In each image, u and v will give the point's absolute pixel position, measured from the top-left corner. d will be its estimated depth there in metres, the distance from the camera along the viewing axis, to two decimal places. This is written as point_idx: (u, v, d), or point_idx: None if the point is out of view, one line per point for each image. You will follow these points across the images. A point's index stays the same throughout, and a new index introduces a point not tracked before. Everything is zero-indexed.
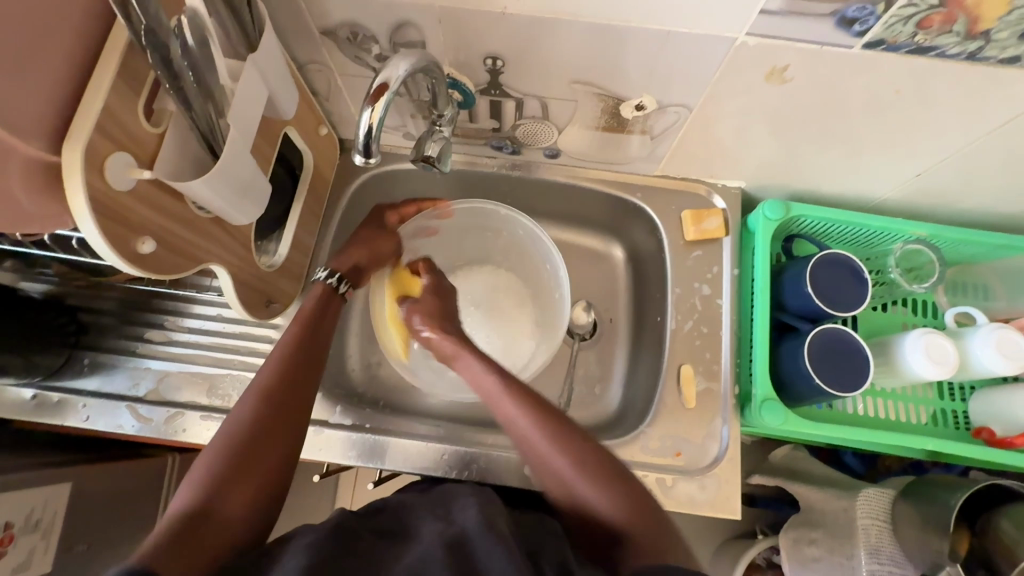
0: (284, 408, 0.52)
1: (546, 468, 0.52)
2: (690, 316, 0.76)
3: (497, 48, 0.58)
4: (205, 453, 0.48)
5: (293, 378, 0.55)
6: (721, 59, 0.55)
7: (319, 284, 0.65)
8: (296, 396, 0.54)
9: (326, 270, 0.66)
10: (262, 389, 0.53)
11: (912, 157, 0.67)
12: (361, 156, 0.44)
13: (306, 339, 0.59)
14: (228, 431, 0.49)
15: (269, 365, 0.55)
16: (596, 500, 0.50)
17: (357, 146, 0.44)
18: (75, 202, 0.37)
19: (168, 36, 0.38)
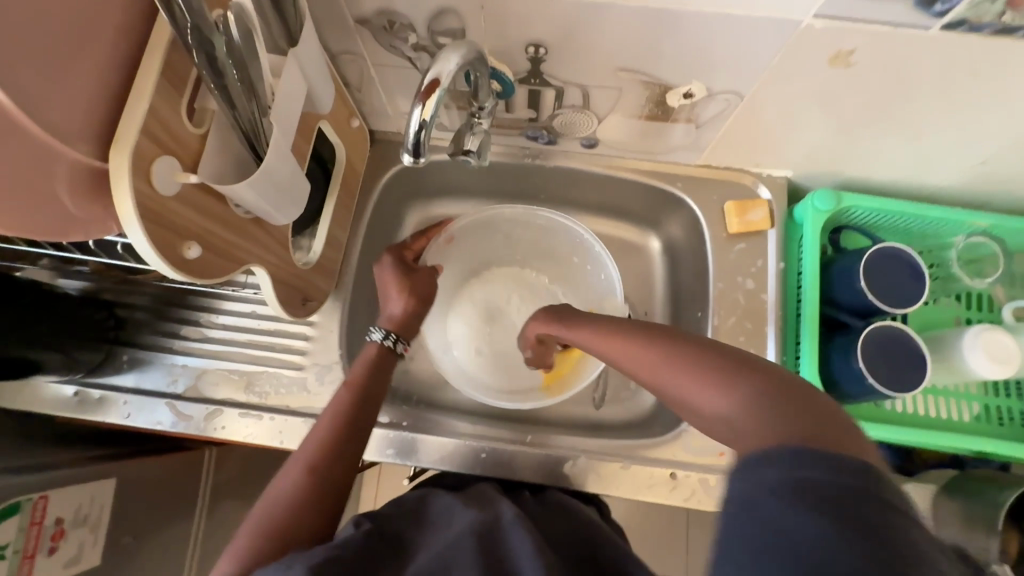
0: (356, 439, 0.52)
1: (637, 362, 0.46)
2: (733, 312, 0.74)
3: (540, 35, 0.55)
4: (281, 473, 0.48)
5: (364, 411, 0.54)
6: (782, 43, 0.52)
7: (374, 343, 0.61)
8: (363, 435, 0.53)
9: (381, 329, 0.62)
10: (338, 414, 0.53)
11: (978, 144, 0.63)
12: (410, 155, 0.43)
13: (379, 372, 0.59)
14: (303, 454, 0.49)
15: (342, 394, 0.55)
16: (672, 391, 0.41)
17: (407, 145, 0.43)
18: (123, 210, 0.36)
19: (214, 32, 0.36)
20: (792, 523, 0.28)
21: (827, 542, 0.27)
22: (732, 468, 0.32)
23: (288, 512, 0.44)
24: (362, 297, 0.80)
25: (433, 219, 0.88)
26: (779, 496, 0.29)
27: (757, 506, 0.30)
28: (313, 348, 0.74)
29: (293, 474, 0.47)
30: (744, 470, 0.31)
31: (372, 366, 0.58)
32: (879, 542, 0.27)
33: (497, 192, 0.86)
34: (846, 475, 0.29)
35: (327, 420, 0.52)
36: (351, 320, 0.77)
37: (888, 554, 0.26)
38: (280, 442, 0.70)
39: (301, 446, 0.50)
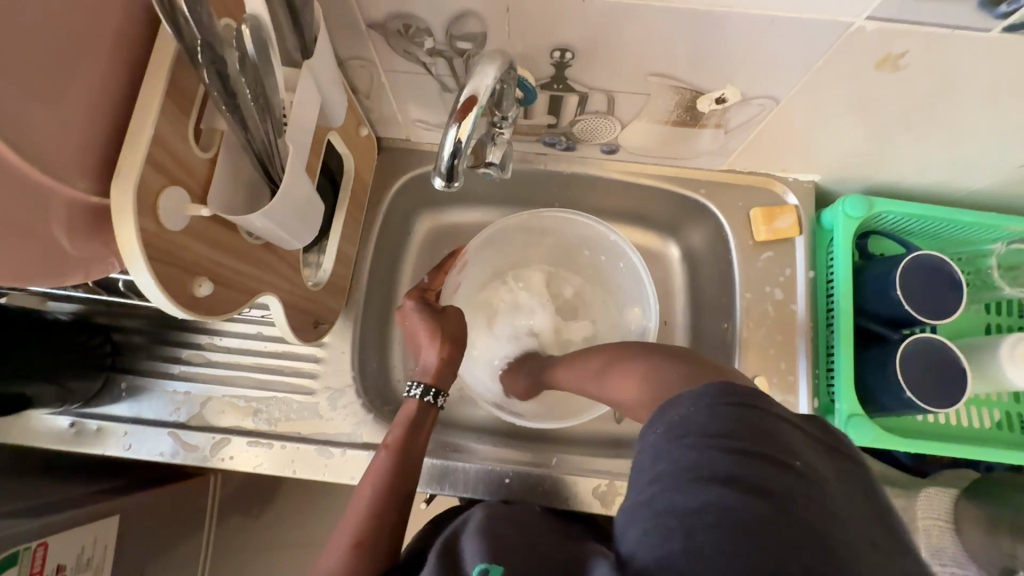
0: (400, 506, 0.51)
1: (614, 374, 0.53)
2: (762, 324, 0.71)
3: (569, 39, 0.52)
4: (330, 550, 0.47)
5: (406, 476, 0.53)
6: (828, 46, 0.49)
7: (413, 400, 0.59)
8: (404, 498, 0.52)
9: (418, 384, 0.60)
10: (380, 479, 0.52)
11: (1019, 148, 0.60)
12: (443, 179, 0.44)
13: (419, 430, 0.58)
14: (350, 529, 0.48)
15: (383, 457, 0.54)
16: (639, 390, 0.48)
17: (439, 167, 0.43)
18: (127, 250, 0.32)
19: (225, 46, 0.32)
20: (674, 454, 0.35)
21: (704, 454, 0.34)
22: (638, 442, 0.39)
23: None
24: (373, 313, 0.76)
25: (443, 229, 0.84)
26: (672, 441, 0.36)
27: (656, 456, 0.36)
28: (324, 370, 0.70)
29: (338, 551, 0.47)
30: (655, 431, 0.38)
31: (411, 425, 0.57)
32: (735, 443, 0.34)
33: (510, 199, 0.83)
34: (718, 407, 0.36)
35: (369, 486, 0.52)
36: (362, 339, 0.74)
37: (742, 462, 0.33)
38: (292, 472, 0.66)
39: (344, 519, 0.50)
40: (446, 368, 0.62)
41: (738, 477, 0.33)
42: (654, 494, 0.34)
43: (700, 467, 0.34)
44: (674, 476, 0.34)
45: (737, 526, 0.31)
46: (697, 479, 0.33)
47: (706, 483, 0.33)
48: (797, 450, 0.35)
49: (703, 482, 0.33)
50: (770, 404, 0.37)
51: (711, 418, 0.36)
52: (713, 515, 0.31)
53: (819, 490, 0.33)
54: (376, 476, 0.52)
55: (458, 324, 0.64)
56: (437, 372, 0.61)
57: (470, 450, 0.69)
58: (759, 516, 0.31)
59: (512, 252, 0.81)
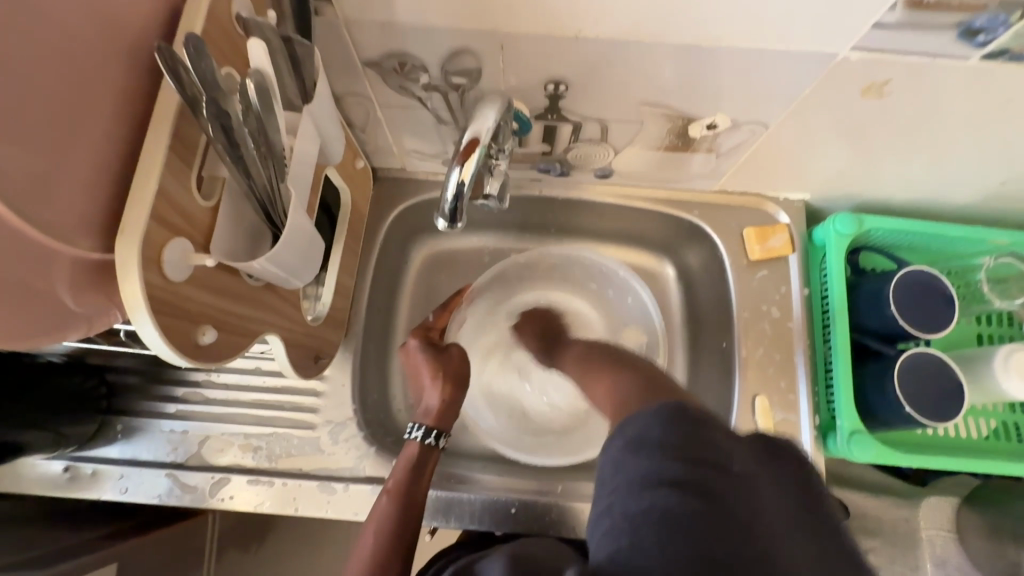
0: (401, 549, 0.51)
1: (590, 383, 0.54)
2: (761, 342, 0.72)
3: (562, 73, 0.52)
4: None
5: (407, 519, 0.53)
6: (814, 75, 0.50)
7: (414, 442, 0.59)
8: (405, 543, 0.52)
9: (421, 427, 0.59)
10: (380, 525, 0.52)
11: (1001, 166, 0.62)
12: (445, 220, 0.44)
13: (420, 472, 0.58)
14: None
15: (386, 502, 0.54)
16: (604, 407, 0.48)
17: (442, 210, 0.44)
18: (132, 305, 0.31)
19: (229, 99, 0.32)
20: (627, 466, 0.36)
21: (650, 461, 0.35)
22: (600, 453, 0.39)
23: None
24: (372, 343, 0.76)
25: (440, 255, 0.84)
26: (625, 450, 0.37)
27: (611, 466, 0.37)
28: (324, 404, 0.69)
29: None
30: (615, 444, 0.38)
31: (414, 467, 0.57)
32: (681, 452, 0.35)
33: (504, 224, 0.83)
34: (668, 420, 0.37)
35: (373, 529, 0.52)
36: (363, 370, 0.73)
37: (683, 472, 0.34)
38: (294, 510, 0.65)
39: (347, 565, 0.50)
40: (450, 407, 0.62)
41: (680, 479, 0.33)
42: (608, 504, 0.35)
43: (653, 474, 0.34)
44: (626, 485, 0.35)
45: (685, 526, 0.31)
46: (649, 487, 0.34)
47: (654, 491, 0.33)
48: (738, 459, 0.35)
49: (651, 489, 0.33)
50: (712, 416, 0.37)
51: (666, 433, 0.36)
52: (661, 522, 0.32)
53: (757, 491, 0.34)
54: (381, 520, 0.53)
55: (462, 361, 0.65)
56: (440, 414, 0.60)
57: (475, 481, 0.68)
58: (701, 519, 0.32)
59: (516, 286, 0.82)
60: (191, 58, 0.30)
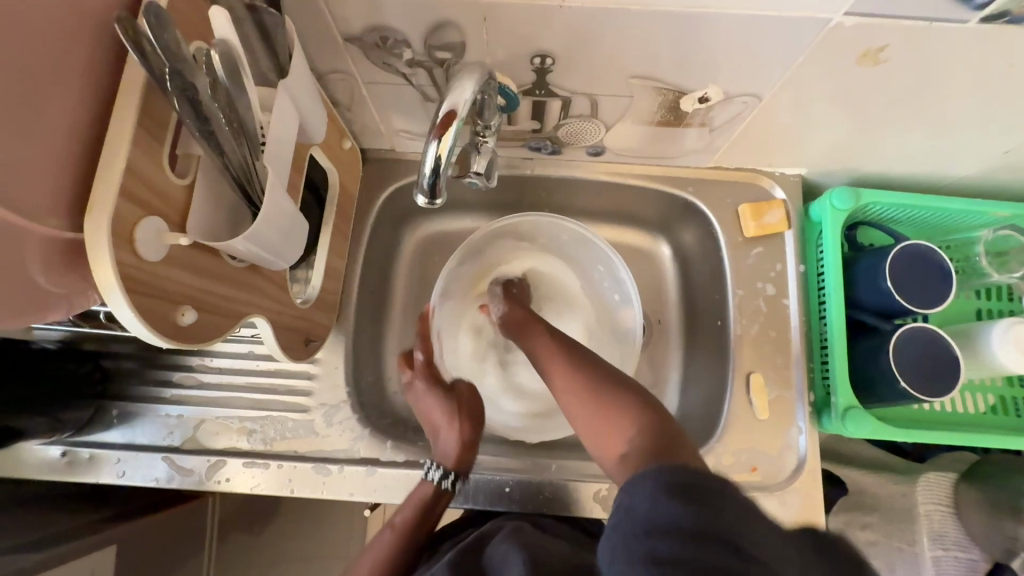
0: None
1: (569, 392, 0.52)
2: (756, 320, 0.71)
3: (549, 45, 0.51)
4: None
5: (406, 545, 0.58)
6: (808, 43, 0.49)
7: (429, 482, 0.61)
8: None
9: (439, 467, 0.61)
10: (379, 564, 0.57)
11: (1002, 136, 0.61)
12: (424, 196, 0.43)
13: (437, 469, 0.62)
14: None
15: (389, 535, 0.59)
16: (629, 434, 0.45)
17: (421, 185, 0.42)
18: (105, 284, 0.31)
19: (195, 73, 0.31)
20: (663, 505, 0.34)
21: (685, 507, 0.34)
22: (628, 487, 0.37)
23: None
24: (365, 326, 0.75)
25: (432, 237, 0.84)
26: (660, 487, 0.35)
27: (642, 501, 0.35)
28: (317, 387, 0.69)
29: None
30: (647, 483, 0.36)
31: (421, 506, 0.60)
32: (719, 509, 0.33)
33: (496, 204, 0.82)
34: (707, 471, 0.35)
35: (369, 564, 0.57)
36: (356, 353, 0.73)
37: (719, 531, 0.32)
38: (290, 491, 0.65)
39: None
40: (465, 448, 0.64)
41: (713, 534, 0.32)
42: (637, 541, 0.34)
43: (692, 534, 0.32)
44: (660, 527, 0.33)
45: None
46: (688, 548, 0.32)
47: (687, 542, 0.32)
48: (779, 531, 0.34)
49: (687, 540, 0.32)
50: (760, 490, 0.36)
51: (706, 493, 0.34)
52: None
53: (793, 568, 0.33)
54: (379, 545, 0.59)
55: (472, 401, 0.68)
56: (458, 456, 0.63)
57: None
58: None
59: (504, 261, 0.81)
60: (154, 29, 0.29)
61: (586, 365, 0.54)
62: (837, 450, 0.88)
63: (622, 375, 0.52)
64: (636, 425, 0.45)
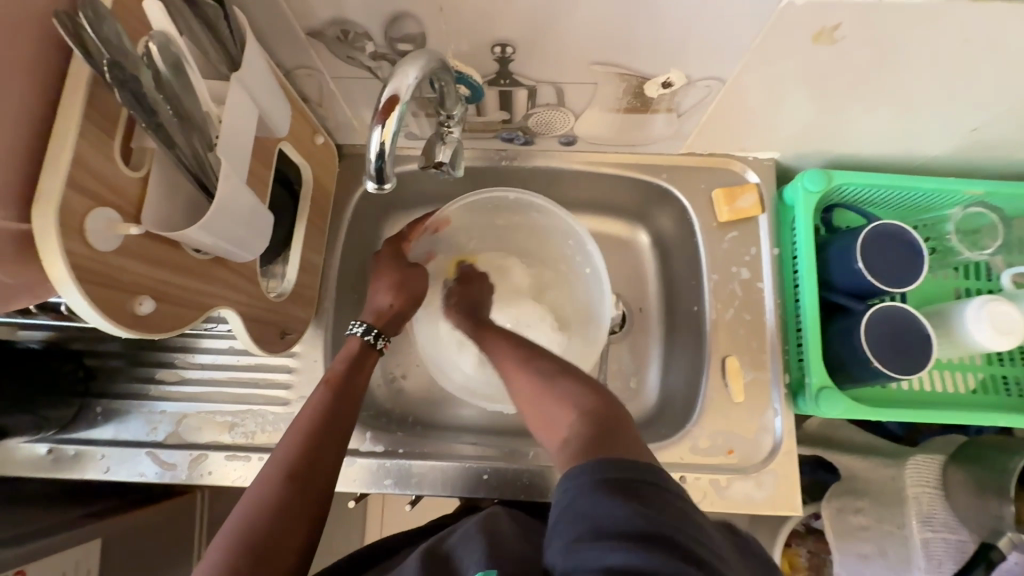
0: (326, 456, 0.50)
1: (526, 379, 0.52)
2: (731, 304, 0.72)
3: (507, 34, 0.52)
4: (258, 480, 0.46)
5: (341, 408, 0.54)
6: (763, 23, 0.49)
7: (355, 339, 0.62)
8: (332, 451, 0.51)
9: (361, 324, 0.63)
10: (310, 423, 0.52)
11: (967, 112, 0.61)
12: (375, 181, 0.44)
13: (359, 369, 0.60)
14: (281, 458, 0.48)
15: (321, 391, 0.55)
16: (574, 416, 0.46)
17: (370, 171, 0.44)
18: (55, 273, 0.32)
19: (137, 64, 0.32)
20: (607, 505, 0.35)
21: (627, 507, 0.35)
22: (575, 482, 0.38)
23: (266, 515, 0.43)
24: (346, 321, 0.76)
25: None
26: (600, 485, 0.36)
27: (584, 504, 0.36)
28: (297, 381, 0.70)
29: (234, 526, 0.43)
30: (590, 476, 0.37)
31: (351, 365, 0.59)
32: (656, 506, 0.35)
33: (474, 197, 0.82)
34: (636, 469, 0.37)
35: (295, 436, 0.50)
36: (336, 347, 0.74)
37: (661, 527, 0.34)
38: None
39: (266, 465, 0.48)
40: (395, 315, 0.66)
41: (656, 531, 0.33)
42: (585, 546, 0.34)
43: (631, 530, 0.33)
44: (607, 529, 0.34)
45: None
46: (625, 540, 0.33)
47: (633, 542, 0.33)
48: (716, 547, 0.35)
49: (633, 539, 0.33)
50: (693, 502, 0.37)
51: (644, 500, 0.35)
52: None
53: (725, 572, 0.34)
54: (313, 405, 0.54)
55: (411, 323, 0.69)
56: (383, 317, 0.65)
57: (450, 450, 0.69)
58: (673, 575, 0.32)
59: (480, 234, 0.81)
60: (91, 24, 0.30)
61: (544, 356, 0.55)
62: (828, 437, 0.88)
63: (574, 366, 0.53)
64: (583, 406, 0.46)
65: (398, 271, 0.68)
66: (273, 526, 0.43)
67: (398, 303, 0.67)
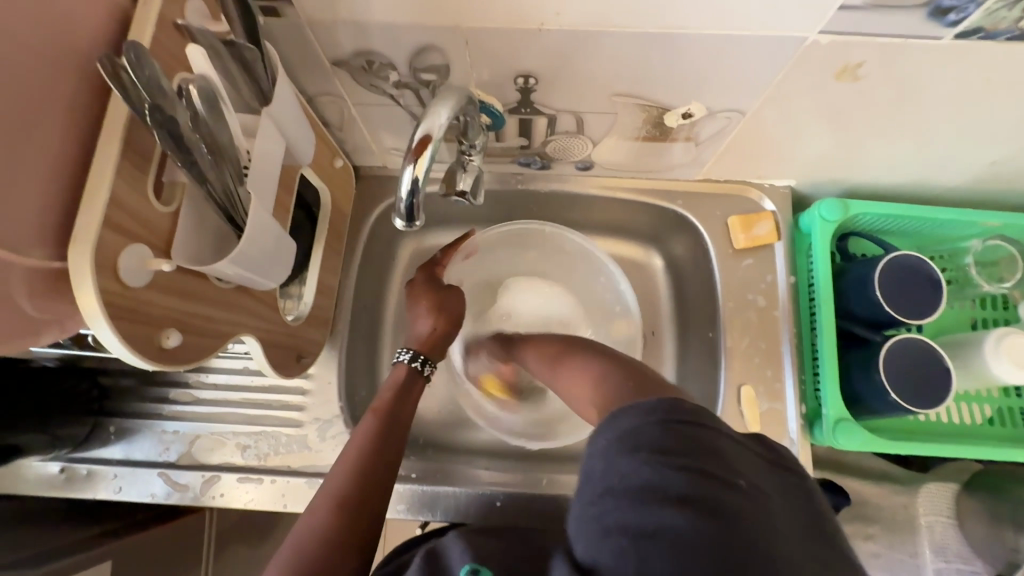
0: (377, 482, 0.49)
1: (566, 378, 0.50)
2: (746, 332, 0.72)
3: (530, 67, 0.52)
4: (309, 510, 0.46)
5: (392, 436, 0.54)
6: (787, 60, 0.49)
7: (401, 365, 0.62)
8: (384, 476, 0.51)
9: (410, 350, 0.63)
10: (366, 440, 0.52)
11: (986, 147, 0.61)
12: (404, 218, 0.45)
13: (408, 395, 0.60)
14: (330, 489, 0.48)
15: (369, 418, 0.55)
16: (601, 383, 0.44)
17: (399, 209, 0.45)
18: (87, 310, 0.32)
19: (176, 106, 0.33)
20: (638, 468, 0.33)
21: (641, 468, 0.33)
22: (589, 446, 0.37)
23: (323, 548, 0.43)
24: (359, 341, 0.76)
25: (424, 252, 0.83)
26: (619, 456, 0.34)
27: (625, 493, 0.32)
28: (311, 402, 0.70)
29: (289, 550, 0.43)
30: (604, 439, 0.36)
31: (399, 392, 0.59)
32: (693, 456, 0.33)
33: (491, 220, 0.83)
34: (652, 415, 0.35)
35: (343, 460, 0.51)
36: (349, 368, 0.74)
37: (697, 463, 0.32)
38: (283, 506, 0.66)
39: (320, 489, 0.48)
40: (442, 338, 0.65)
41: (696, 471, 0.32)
42: (650, 549, 0.30)
43: (654, 486, 0.32)
44: (635, 489, 0.32)
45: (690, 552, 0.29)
46: (650, 500, 0.31)
47: (664, 504, 0.31)
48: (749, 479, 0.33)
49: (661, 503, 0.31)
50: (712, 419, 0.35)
51: (661, 439, 0.34)
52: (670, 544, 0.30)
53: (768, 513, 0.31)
54: (363, 432, 0.53)
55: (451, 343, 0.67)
56: (429, 341, 0.64)
57: (464, 476, 0.69)
58: (715, 502, 0.31)
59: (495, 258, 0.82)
60: (133, 67, 0.30)
61: (578, 346, 0.53)
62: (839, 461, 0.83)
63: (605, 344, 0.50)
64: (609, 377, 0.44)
65: (436, 294, 0.68)
66: (330, 554, 0.43)
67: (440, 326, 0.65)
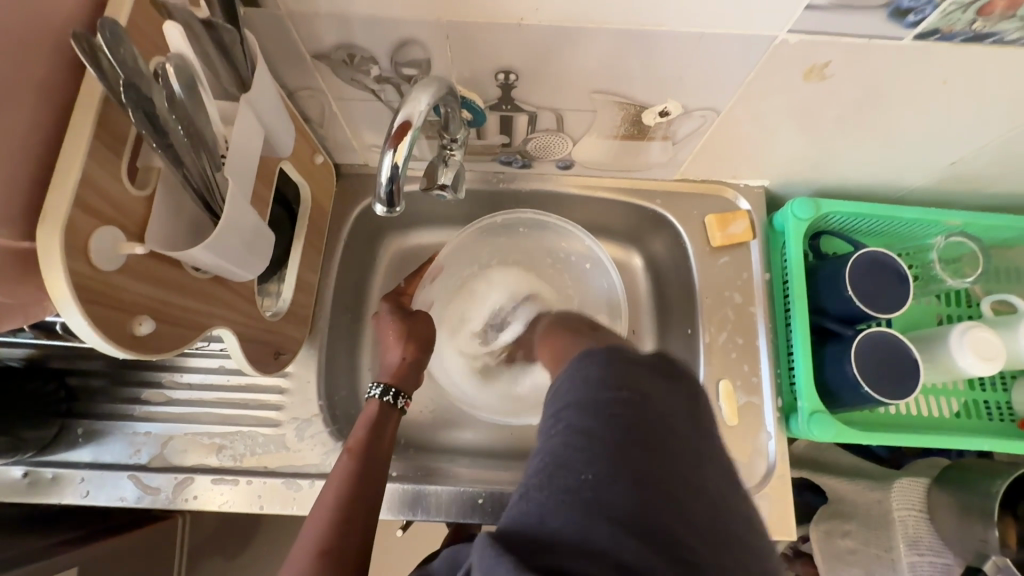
0: (358, 519, 0.49)
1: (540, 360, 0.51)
2: (723, 328, 0.73)
3: (511, 62, 0.53)
4: (291, 563, 0.44)
5: (370, 470, 0.53)
6: (757, 59, 0.51)
7: (373, 401, 0.61)
8: (364, 514, 0.50)
9: (378, 384, 0.62)
10: (343, 482, 0.51)
11: (946, 148, 0.64)
12: (385, 204, 0.45)
13: (381, 430, 0.58)
14: (314, 535, 0.46)
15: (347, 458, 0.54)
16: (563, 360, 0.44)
17: (380, 195, 0.45)
18: (56, 293, 0.31)
19: (152, 86, 0.32)
20: (561, 419, 0.32)
21: (561, 418, 0.32)
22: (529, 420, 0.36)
23: None
24: (339, 340, 0.75)
25: (406, 252, 0.83)
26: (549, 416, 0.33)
27: (561, 438, 0.31)
28: (289, 402, 0.69)
29: None
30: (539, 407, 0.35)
31: (373, 426, 0.58)
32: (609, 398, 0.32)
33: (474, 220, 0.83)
34: (609, 364, 0.33)
35: (327, 500, 0.50)
36: (329, 367, 0.73)
37: (607, 398, 0.32)
38: (259, 508, 0.64)
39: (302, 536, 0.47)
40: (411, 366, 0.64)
41: (638, 431, 0.30)
42: (560, 473, 0.30)
43: (568, 430, 0.31)
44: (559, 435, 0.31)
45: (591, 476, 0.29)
46: (564, 440, 0.31)
47: (579, 445, 0.30)
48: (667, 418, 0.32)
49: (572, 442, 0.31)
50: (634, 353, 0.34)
51: (581, 384, 0.33)
52: (556, 470, 0.30)
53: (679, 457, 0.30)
54: (340, 475, 0.52)
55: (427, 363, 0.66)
56: (398, 370, 0.63)
57: (447, 474, 0.69)
58: (623, 438, 0.30)
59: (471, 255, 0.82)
60: (109, 46, 0.30)
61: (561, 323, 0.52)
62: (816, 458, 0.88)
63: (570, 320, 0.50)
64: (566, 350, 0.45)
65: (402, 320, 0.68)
66: None
67: (409, 354, 0.65)
